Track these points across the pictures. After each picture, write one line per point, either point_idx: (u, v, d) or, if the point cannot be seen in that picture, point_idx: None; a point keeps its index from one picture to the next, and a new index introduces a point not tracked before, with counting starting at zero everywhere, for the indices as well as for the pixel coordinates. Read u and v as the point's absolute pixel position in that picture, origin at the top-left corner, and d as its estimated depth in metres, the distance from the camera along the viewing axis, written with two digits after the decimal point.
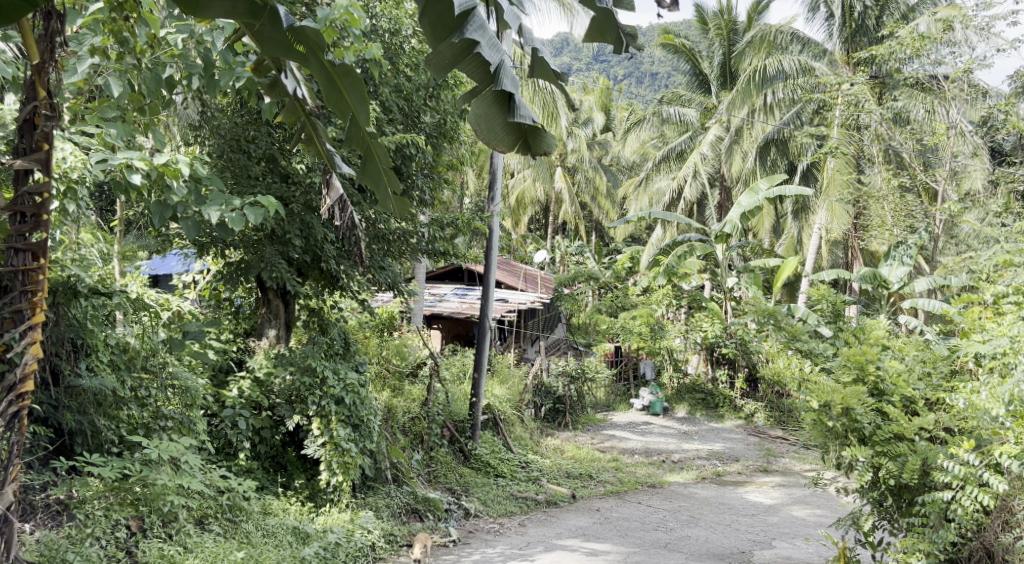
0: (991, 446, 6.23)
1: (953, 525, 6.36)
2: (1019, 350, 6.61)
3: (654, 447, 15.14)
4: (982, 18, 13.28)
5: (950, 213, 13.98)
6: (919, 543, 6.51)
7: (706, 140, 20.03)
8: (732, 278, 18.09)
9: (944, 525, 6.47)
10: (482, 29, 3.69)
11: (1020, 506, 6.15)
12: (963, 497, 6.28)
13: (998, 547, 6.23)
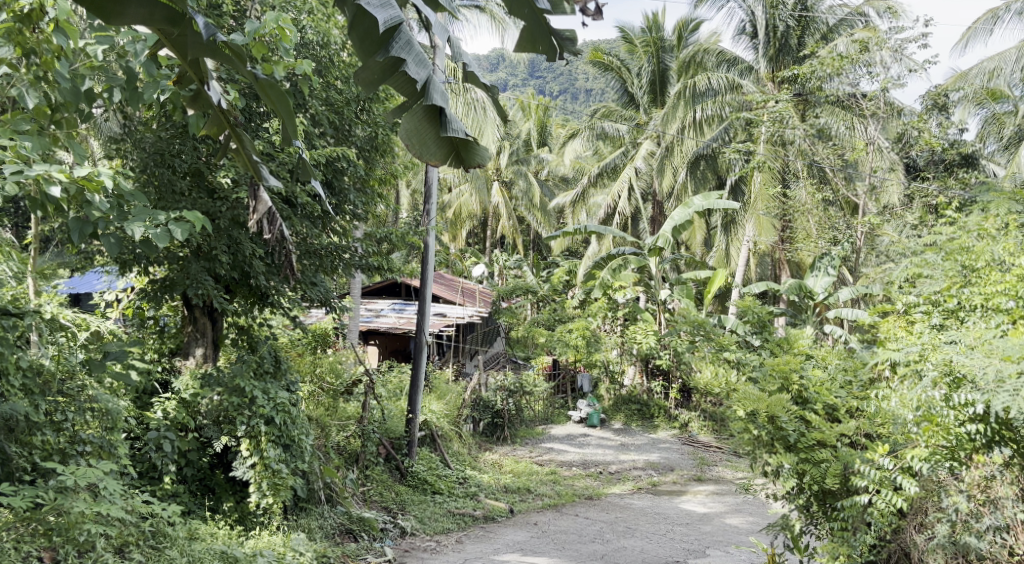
0: (903, 450, 6.43)
1: (872, 528, 6.53)
2: (925, 356, 6.84)
3: (592, 459, 15.20)
4: (897, 41, 13.87)
5: (870, 226, 14.38)
6: (839, 547, 6.70)
7: (639, 155, 20.26)
8: (665, 289, 18.35)
9: (863, 528, 6.67)
10: (407, 48, 4.36)
11: (932, 507, 6.35)
12: (879, 500, 6.44)
13: (914, 548, 6.41)
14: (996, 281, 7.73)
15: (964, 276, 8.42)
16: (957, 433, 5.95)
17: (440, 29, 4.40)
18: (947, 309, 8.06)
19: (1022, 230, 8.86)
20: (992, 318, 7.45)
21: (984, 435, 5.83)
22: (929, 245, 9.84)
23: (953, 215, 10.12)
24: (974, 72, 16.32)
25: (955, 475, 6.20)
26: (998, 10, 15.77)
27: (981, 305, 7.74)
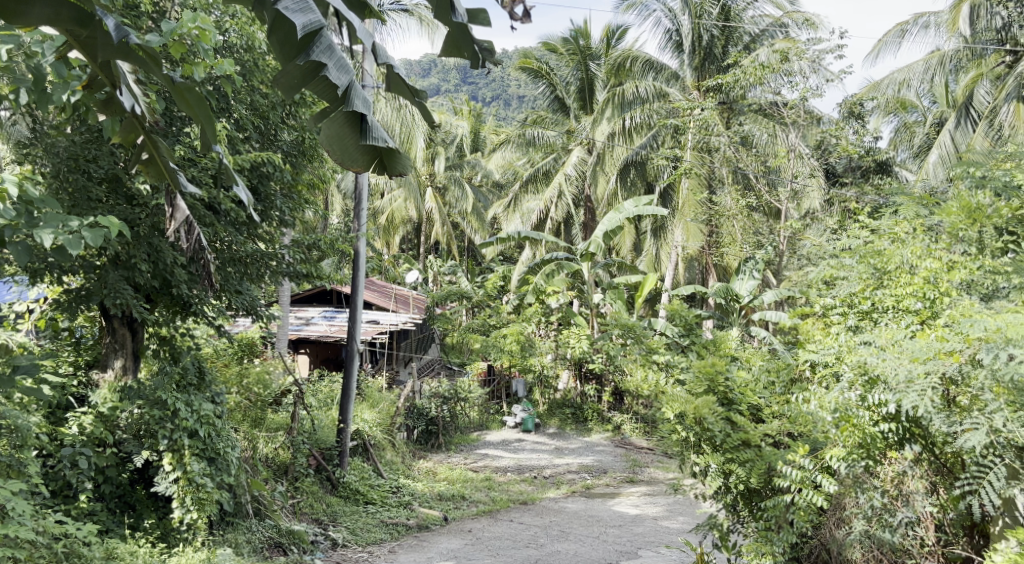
0: (822, 450, 6.55)
1: (794, 526, 6.58)
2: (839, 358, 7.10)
3: (527, 464, 15.21)
4: (814, 52, 14.13)
5: (793, 231, 14.69)
6: (762, 545, 6.74)
7: (570, 161, 20.33)
8: (598, 294, 18.43)
9: (785, 527, 6.70)
10: (328, 53, 4.27)
11: (849, 503, 6.54)
12: (801, 499, 6.52)
13: (833, 544, 6.58)
14: (907, 282, 8.06)
15: (878, 278, 8.63)
16: (871, 433, 6.10)
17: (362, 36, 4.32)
18: (863, 311, 8.47)
19: (931, 232, 9.13)
20: (903, 319, 7.83)
21: (896, 433, 6.05)
22: (845, 248, 10.08)
23: (867, 219, 10.41)
24: (885, 83, 16.77)
25: (870, 472, 6.40)
26: (906, 23, 16.23)
27: (892, 306, 8.08)
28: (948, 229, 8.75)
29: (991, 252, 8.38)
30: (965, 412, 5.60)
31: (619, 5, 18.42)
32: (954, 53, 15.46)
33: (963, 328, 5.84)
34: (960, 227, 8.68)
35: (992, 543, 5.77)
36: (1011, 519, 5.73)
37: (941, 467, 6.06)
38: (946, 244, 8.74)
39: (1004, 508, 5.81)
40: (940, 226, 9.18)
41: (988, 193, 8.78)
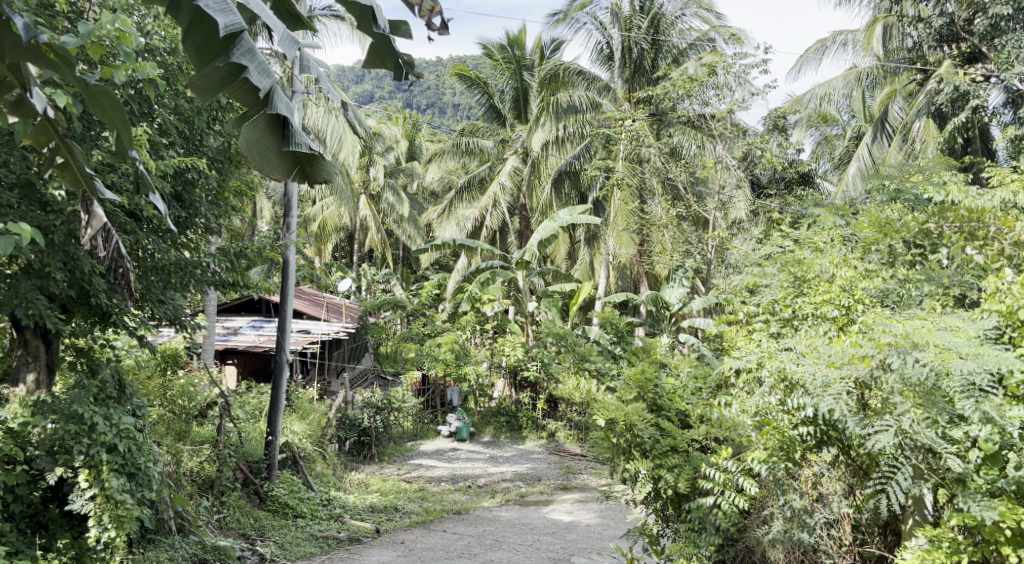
0: (745, 453, 6.73)
1: (717, 529, 6.79)
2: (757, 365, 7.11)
3: (461, 474, 15.07)
4: (740, 66, 14.50)
5: (721, 240, 14.88)
6: (688, 546, 6.94)
7: (505, 170, 20.27)
8: (532, 302, 18.41)
9: (709, 529, 6.89)
10: (249, 56, 4.14)
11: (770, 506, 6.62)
12: (723, 501, 6.74)
13: (754, 544, 6.69)
14: (827, 292, 7.96)
15: (798, 287, 8.78)
16: (790, 436, 6.21)
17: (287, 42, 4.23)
18: (783, 318, 8.54)
19: (849, 243, 9.33)
20: (820, 327, 7.68)
21: (814, 436, 6.16)
22: (767, 260, 10.23)
23: (789, 230, 10.61)
24: (807, 97, 17.13)
25: (790, 474, 6.37)
26: (826, 40, 16.63)
27: (812, 314, 7.98)
28: (863, 242, 8.95)
29: (902, 263, 8.48)
30: (879, 416, 5.65)
31: (550, 17, 18.51)
32: (869, 70, 16.14)
33: (876, 333, 5.82)
34: (873, 241, 8.87)
35: (904, 541, 5.87)
36: (920, 517, 5.81)
37: (857, 468, 6.14)
38: (862, 255, 8.92)
39: (913, 508, 5.86)
40: (856, 237, 9.41)
41: (899, 208, 9.00)
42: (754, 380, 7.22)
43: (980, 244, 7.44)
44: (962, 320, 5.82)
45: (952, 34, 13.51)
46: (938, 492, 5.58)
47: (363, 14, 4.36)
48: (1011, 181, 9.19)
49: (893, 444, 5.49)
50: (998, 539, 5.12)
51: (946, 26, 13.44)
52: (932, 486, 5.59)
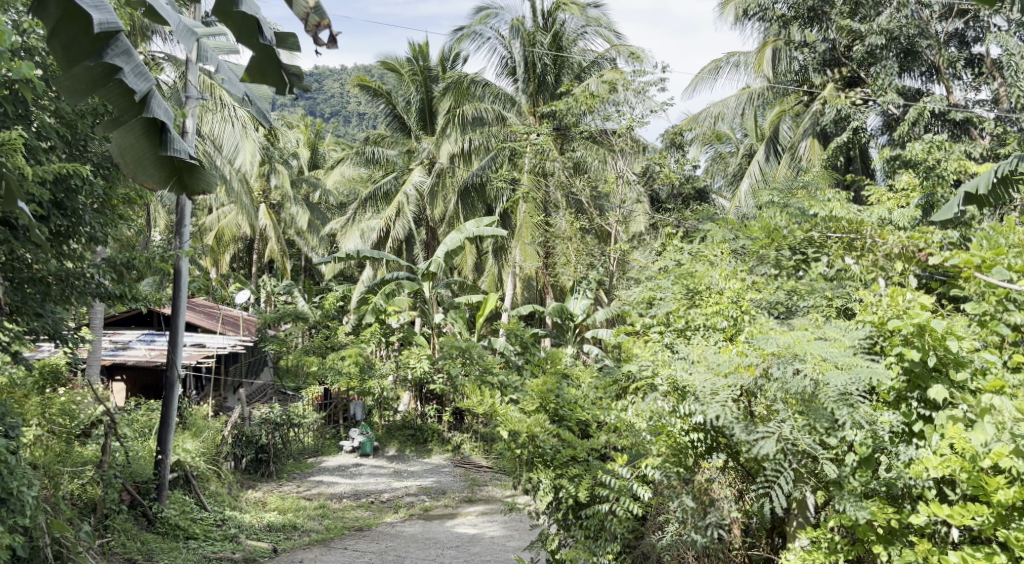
0: (639, 461, 6.86)
1: (611, 534, 6.91)
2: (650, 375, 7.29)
3: (363, 489, 14.77)
4: (639, 84, 14.77)
5: (623, 253, 15.04)
6: (583, 550, 7.09)
7: (411, 181, 19.99)
8: (438, 314, 18.22)
9: (605, 535, 7.06)
10: (124, 57, 3.96)
11: (660, 516, 6.89)
12: (618, 507, 6.85)
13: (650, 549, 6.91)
14: (717, 304, 8.08)
15: (690, 298, 8.83)
16: (681, 442, 6.24)
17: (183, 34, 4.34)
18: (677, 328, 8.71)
19: (738, 256, 9.52)
20: (711, 336, 7.83)
21: (704, 442, 6.19)
22: (664, 271, 10.35)
23: (685, 244, 10.80)
24: (702, 115, 17.53)
25: (682, 479, 6.53)
26: (720, 61, 17.04)
27: (702, 324, 8.08)
28: (750, 253, 9.14)
29: (785, 276, 8.65)
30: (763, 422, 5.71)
31: (454, 31, 18.45)
32: (760, 90, 16.31)
33: (761, 342, 5.92)
34: (758, 251, 9.00)
35: (788, 541, 6.14)
36: (804, 520, 6.03)
37: (744, 471, 6.29)
38: (748, 266, 9.12)
39: (797, 510, 6.10)
40: (745, 249, 9.64)
41: (783, 219, 9.22)
42: (648, 386, 7.40)
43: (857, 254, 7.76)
44: (841, 329, 5.87)
45: (834, 60, 13.88)
46: (816, 494, 5.74)
47: (246, 24, 4.30)
48: (888, 199, 9.61)
49: (775, 449, 5.56)
50: (871, 538, 5.20)
51: (828, 51, 13.80)
52: (812, 487, 5.77)
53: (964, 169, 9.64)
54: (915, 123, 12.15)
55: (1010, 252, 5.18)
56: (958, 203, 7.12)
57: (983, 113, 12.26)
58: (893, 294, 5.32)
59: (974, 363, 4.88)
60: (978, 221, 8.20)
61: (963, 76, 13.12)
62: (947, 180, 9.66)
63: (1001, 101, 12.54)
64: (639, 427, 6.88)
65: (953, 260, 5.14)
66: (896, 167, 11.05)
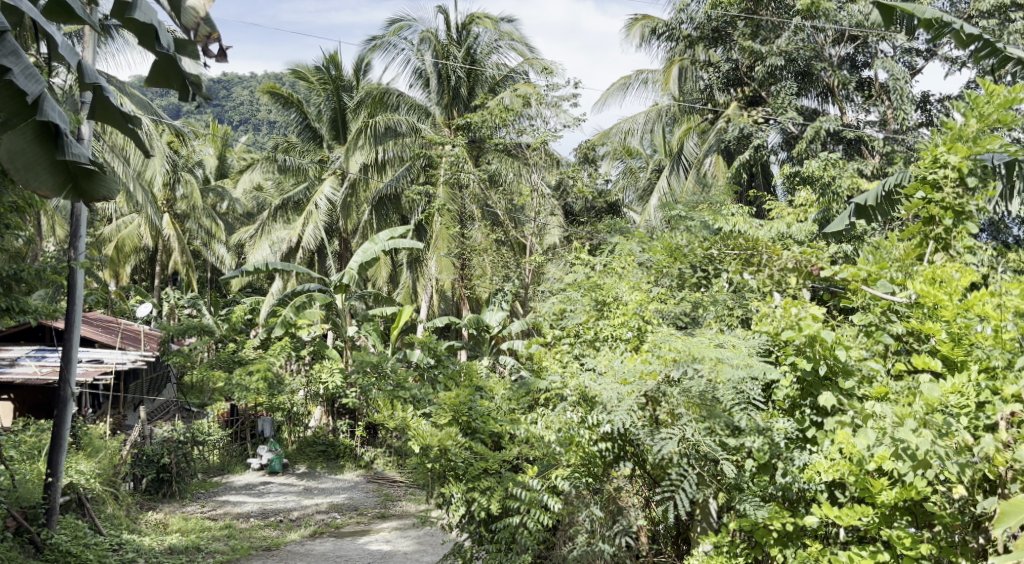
0: (549, 471, 7.01)
1: (521, 545, 7.07)
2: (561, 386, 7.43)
3: (272, 508, 14.50)
4: (552, 98, 14.99)
5: (537, 265, 15.19)
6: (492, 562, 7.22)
7: (323, 192, 19.71)
8: (351, 326, 18.02)
9: (514, 547, 7.18)
10: (14, 59, 4.34)
11: (569, 525, 7.05)
12: (529, 519, 6.98)
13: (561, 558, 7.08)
14: (623, 315, 8.29)
15: (599, 310, 9.05)
16: (589, 451, 6.36)
17: (68, 49, 4.94)
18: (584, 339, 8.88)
19: (644, 268, 9.74)
20: (617, 347, 7.95)
21: (611, 451, 6.34)
22: (575, 283, 10.50)
23: (593, 256, 10.99)
24: (613, 131, 17.87)
25: (592, 488, 6.66)
26: (629, 78, 17.42)
27: (610, 335, 8.27)
28: (655, 267, 9.38)
29: (688, 290, 8.90)
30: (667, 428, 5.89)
31: (367, 41, 18.45)
32: (667, 108, 16.74)
33: (665, 350, 6.09)
34: (663, 266, 9.27)
35: (692, 547, 6.35)
36: (707, 525, 6.26)
37: (650, 481, 6.39)
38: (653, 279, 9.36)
39: (700, 516, 6.30)
40: (650, 262, 9.87)
41: (685, 235, 9.55)
42: (558, 397, 7.53)
43: (754, 269, 7.98)
44: (740, 338, 6.08)
45: (737, 79, 14.61)
46: (717, 498, 5.95)
47: (145, 34, 4.89)
48: (788, 214, 10.02)
49: (678, 453, 5.76)
50: (768, 540, 5.38)
51: (731, 70, 14.50)
52: (713, 492, 5.96)
53: (856, 186, 10.16)
54: (811, 142, 12.68)
55: (892, 266, 5.53)
56: (849, 217, 7.45)
57: (874, 133, 12.86)
58: (785, 304, 5.48)
59: (861, 372, 5.13)
60: (868, 237, 8.62)
61: (854, 98, 13.77)
62: (841, 196, 10.13)
63: (889, 123, 13.20)
64: (548, 437, 6.98)
65: (841, 273, 5.44)
66: (795, 183, 11.51)
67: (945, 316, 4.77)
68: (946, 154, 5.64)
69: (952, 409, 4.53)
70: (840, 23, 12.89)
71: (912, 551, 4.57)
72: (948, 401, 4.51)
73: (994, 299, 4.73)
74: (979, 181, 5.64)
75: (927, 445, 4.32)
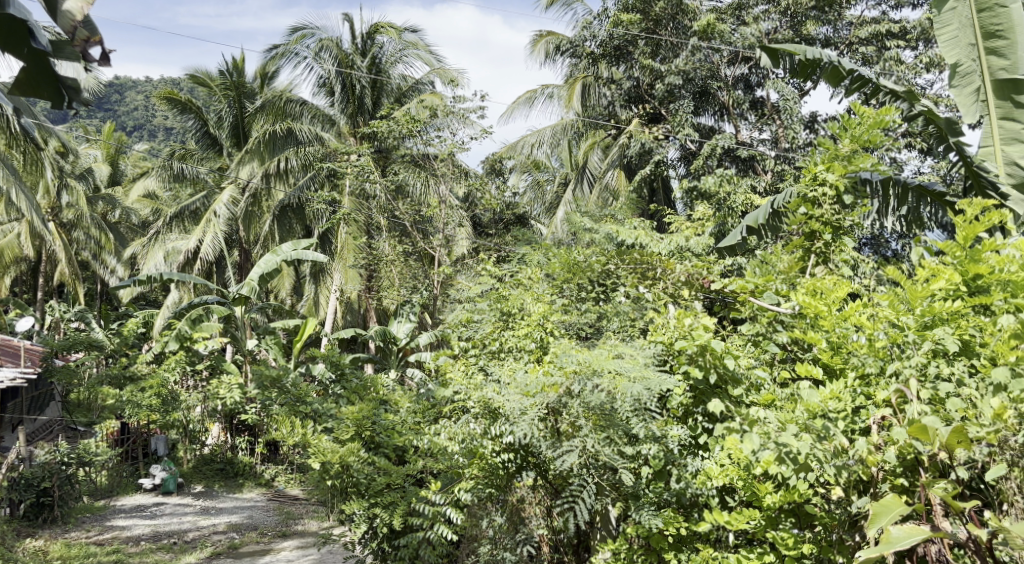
0: (451, 485, 7.06)
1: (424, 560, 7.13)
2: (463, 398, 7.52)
3: (165, 530, 14.00)
4: (459, 110, 15.05)
5: (446, 276, 15.17)
6: None
7: (221, 200, 18.98)
8: (251, 340, 17.64)
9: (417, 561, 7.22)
10: None
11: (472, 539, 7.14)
12: (433, 534, 7.04)
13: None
14: (527, 325, 8.50)
15: (504, 321, 9.18)
16: (492, 463, 6.41)
17: None
18: (489, 350, 8.95)
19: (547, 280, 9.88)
20: (520, 358, 8.16)
21: (514, 462, 6.39)
22: (478, 296, 10.55)
23: (496, 268, 11.05)
24: (520, 144, 18.04)
25: (495, 499, 6.74)
26: (534, 92, 17.64)
27: (514, 347, 8.47)
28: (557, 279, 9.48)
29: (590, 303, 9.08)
30: (568, 438, 5.93)
31: (269, 49, 18.22)
32: (572, 123, 17.02)
33: (564, 361, 6.13)
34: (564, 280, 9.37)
35: (593, 554, 6.51)
36: (607, 531, 6.46)
37: (552, 490, 6.46)
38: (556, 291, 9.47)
39: (601, 523, 6.47)
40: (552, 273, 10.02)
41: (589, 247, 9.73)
42: (462, 408, 7.59)
43: (649, 283, 8.28)
44: (636, 347, 6.23)
45: (638, 96, 14.92)
46: (615, 506, 6.09)
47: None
48: (686, 227, 10.33)
49: (578, 464, 5.82)
50: (663, 545, 5.58)
51: (632, 87, 14.85)
52: (612, 499, 6.11)
53: (748, 203, 10.53)
54: (707, 158, 13.07)
55: (777, 278, 5.86)
56: (741, 233, 7.73)
57: (766, 151, 13.37)
58: (678, 315, 5.66)
59: (749, 379, 5.33)
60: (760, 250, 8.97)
61: (748, 117, 14.26)
62: (735, 212, 10.49)
63: (780, 141, 13.70)
64: (450, 448, 7.03)
65: (730, 286, 5.71)
66: (693, 198, 11.88)
67: (824, 325, 5.10)
68: (824, 172, 6.05)
69: (831, 414, 4.77)
70: (734, 44, 13.30)
71: (794, 551, 4.86)
72: (827, 407, 4.80)
73: (868, 309, 5.07)
74: (853, 198, 6.13)
75: (806, 449, 4.51)
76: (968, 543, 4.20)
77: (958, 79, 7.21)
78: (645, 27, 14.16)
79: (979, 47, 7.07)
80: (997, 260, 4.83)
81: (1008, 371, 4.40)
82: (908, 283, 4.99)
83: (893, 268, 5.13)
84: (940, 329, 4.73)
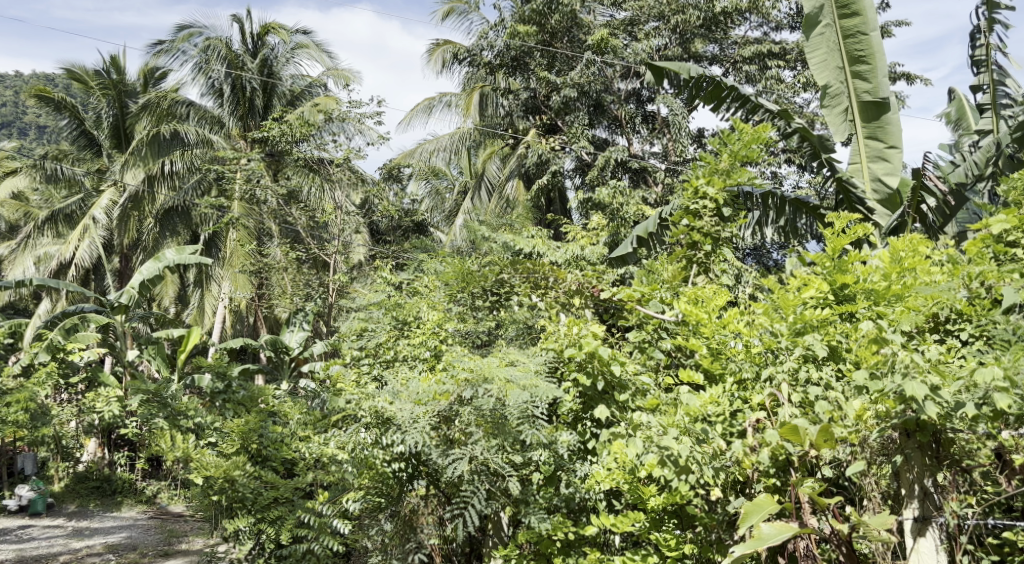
0: (339, 496, 7.05)
1: None
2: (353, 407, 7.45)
3: (31, 555, 13.22)
4: (354, 114, 14.90)
5: (340, 284, 14.95)
6: None
7: (100, 204, 18.13)
8: (132, 351, 16.93)
9: None
10: None
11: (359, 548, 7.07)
12: (317, 545, 7.06)
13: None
14: (421, 334, 8.52)
15: (399, 330, 9.13)
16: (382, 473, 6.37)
17: None
18: (382, 360, 8.90)
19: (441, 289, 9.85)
20: (416, 366, 8.22)
21: (406, 471, 6.34)
22: (371, 304, 10.39)
23: (388, 275, 10.90)
24: (417, 151, 17.95)
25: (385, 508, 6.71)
26: (432, 100, 17.62)
27: (408, 355, 8.48)
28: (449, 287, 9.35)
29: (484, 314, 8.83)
30: (460, 446, 5.93)
31: (153, 46, 17.68)
32: (470, 132, 17.19)
33: (456, 370, 6.12)
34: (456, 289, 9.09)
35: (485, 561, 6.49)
36: (499, 538, 6.43)
37: (443, 498, 6.43)
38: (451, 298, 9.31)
39: (492, 530, 6.46)
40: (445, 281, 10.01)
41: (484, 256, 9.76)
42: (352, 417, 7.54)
43: (541, 292, 7.96)
44: (527, 355, 6.29)
45: (535, 106, 15.06)
46: (506, 511, 6.06)
47: None
48: (580, 237, 10.45)
49: (468, 471, 5.81)
50: (552, 550, 5.65)
51: (529, 98, 14.92)
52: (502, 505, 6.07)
53: (640, 213, 10.76)
54: (601, 170, 13.28)
55: (662, 287, 6.03)
56: (630, 244, 7.92)
57: (657, 164, 13.73)
58: (567, 322, 5.76)
59: (635, 385, 5.46)
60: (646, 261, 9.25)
61: (640, 130, 14.71)
62: (627, 222, 10.68)
63: (669, 154, 14.09)
64: (341, 458, 6.95)
65: (617, 294, 5.86)
66: (587, 208, 12.08)
67: (705, 332, 5.31)
68: (704, 186, 6.26)
69: (710, 417, 4.98)
70: (625, 59, 13.55)
71: (676, 551, 5.01)
72: (707, 411, 4.97)
73: (745, 317, 5.28)
74: (732, 211, 6.35)
75: (686, 452, 4.71)
76: (831, 537, 4.57)
77: (829, 99, 7.60)
78: (541, 39, 14.47)
79: (846, 70, 7.46)
80: (861, 270, 5.13)
81: (868, 372, 4.64)
82: (781, 292, 5.25)
83: (766, 278, 5.42)
84: (810, 336, 4.94)
